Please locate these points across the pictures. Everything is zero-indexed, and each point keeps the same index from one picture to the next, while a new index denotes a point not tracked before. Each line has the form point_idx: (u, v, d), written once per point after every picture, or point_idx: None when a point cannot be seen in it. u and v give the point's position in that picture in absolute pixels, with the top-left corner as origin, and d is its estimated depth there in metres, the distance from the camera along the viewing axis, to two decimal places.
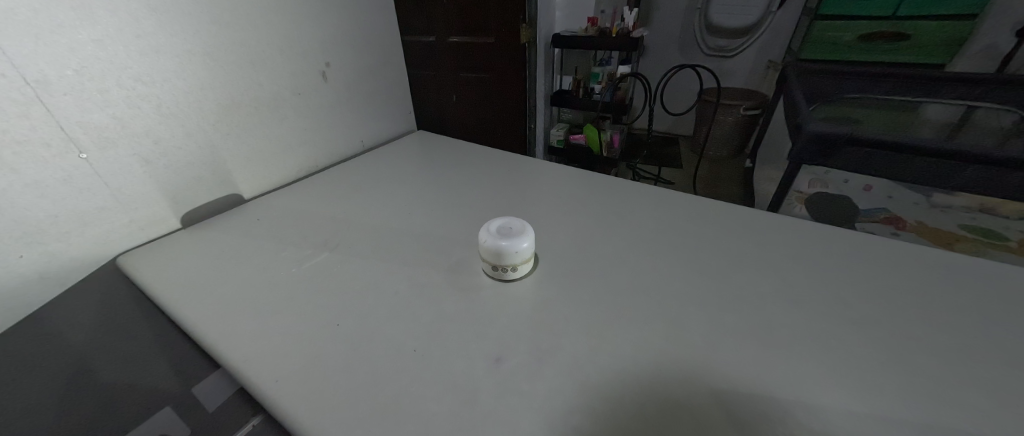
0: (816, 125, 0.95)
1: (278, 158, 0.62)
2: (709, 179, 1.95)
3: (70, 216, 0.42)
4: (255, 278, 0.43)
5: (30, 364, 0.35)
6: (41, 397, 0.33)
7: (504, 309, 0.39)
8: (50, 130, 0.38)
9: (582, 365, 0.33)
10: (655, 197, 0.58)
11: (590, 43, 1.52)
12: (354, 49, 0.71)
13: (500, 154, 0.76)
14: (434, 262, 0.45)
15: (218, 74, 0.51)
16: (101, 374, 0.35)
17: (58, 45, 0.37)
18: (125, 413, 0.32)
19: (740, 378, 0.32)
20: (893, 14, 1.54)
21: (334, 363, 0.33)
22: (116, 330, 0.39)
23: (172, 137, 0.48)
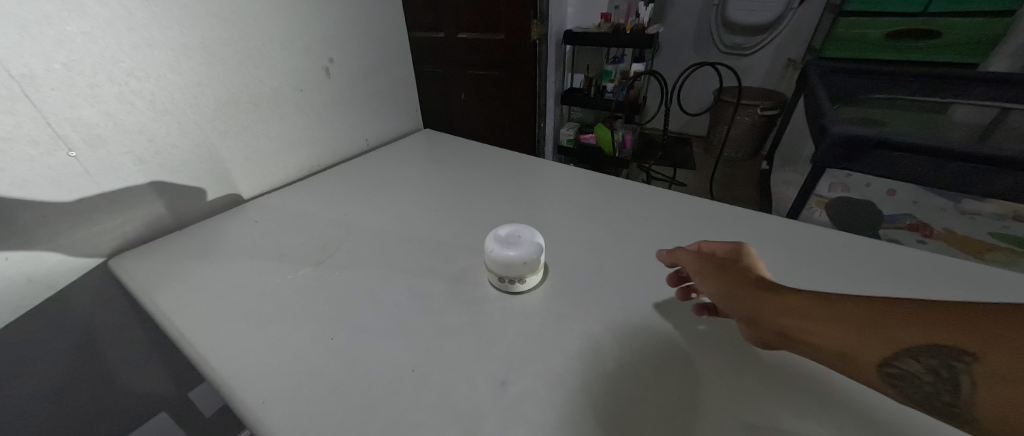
0: (842, 128, 0.88)
1: (279, 156, 0.60)
2: (725, 181, 1.89)
3: (57, 217, 0.39)
4: (246, 284, 0.41)
5: (90, 385, 0.48)
6: (103, 404, 0.51)
7: (512, 325, 0.36)
8: (36, 127, 0.36)
9: (595, 393, 0.30)
10: (672, 203, 0.55)
11: (603, 40, 1.48)
12: (359, 45, 0.69)
13: (508, 154, 0.73)
14: (437, 270, 0.43)
15: (216, 69, 0.49)
16: (141, 387, 0.54)
17: (45, 37, 0.35)
18: (144, 411, 0.56)
19: (775, 407, 0.29)
20: (924, 11, 1.44)
21: (326, 382, 0.31)
22: (145, 362, 0.53)
23: (168, 135, 0.46)
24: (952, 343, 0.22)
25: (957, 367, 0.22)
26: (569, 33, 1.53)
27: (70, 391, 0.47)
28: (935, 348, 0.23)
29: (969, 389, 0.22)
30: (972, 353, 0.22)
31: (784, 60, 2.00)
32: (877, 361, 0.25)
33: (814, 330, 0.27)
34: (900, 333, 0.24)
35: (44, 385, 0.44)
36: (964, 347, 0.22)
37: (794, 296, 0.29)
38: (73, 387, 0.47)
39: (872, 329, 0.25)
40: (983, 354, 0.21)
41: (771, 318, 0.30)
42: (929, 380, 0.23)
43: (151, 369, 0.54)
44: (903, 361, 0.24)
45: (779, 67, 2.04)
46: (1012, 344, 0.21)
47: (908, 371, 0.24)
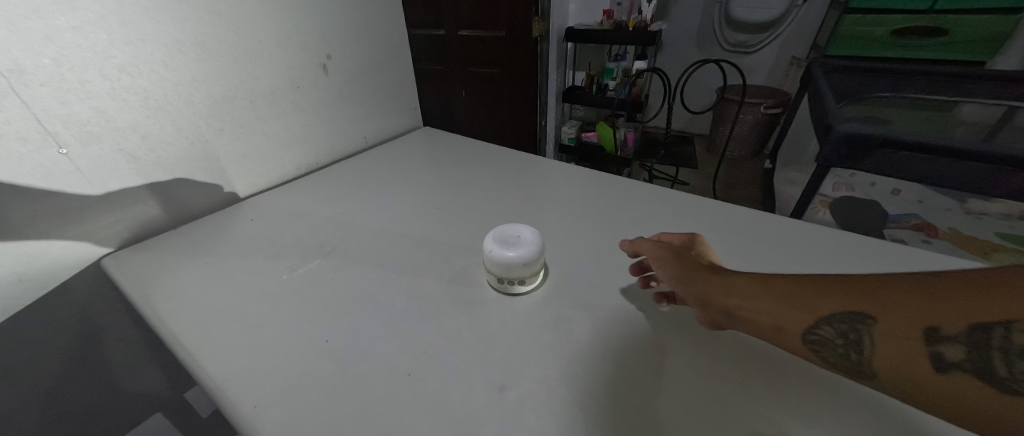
0: (848, 127, 0.86)
1: (276, 153, 0.59)
2: (727, 180, 1.88)
3: (48, 216, 0.39)
4: (240, 284, 0.40)
5: (81, 385, 0.48)
6: (96, 405, 0.50)
7: (511, 327, 0.35)
8: (26, 123, 0.35)
9: (596, 399, 0.29)
10: (675, 203, 0.54)
11: (605, 38, 1.46)
12: (358, 41, 0.68)
13: (509, 152, 0.72)
14: (435, 271, 0.42)
15: (211, 65, 0.48)
16: (135, 387, 0.53)
17: (35, 32, 0.34)
18: (138, 411, 0.55)
19: (781, 414, 0.28)
20: (930, 8, 1.42)
21: (321, 386, 0.30)
22: (138, 362, 0.53)
23: (161, 132, 0.45)
24: (859, 308, 0.24)
25: (862, 330, 0.24)
26: (571, 30, 1.52)
27: (63, 392, 0.46)
28: (846, 314, 0.25)
29: (872, 349, 0.24)
30: (874, 316, 0.24)
31: (788, 58, 1.99)
32: (800, 329, 0.27)
33: (751, 305, 0.29)
34: (819, 302, 0.26)
35: (34, 385, 0.43)
36: (866, 311, 0.24)
37: (736, 277, 0.32)
38: (67, 388, 0.46)
39: (798, 301, 0.27)
40: (883, 316, 0.23)
41: (716, 297, 0.32)
42: (840, 345, 0.25)
43: (145, 369, 0.54)
44: (820, 328, 0.26)
45: (783, 65, 2.02)
46: (904, 304, 0.23)
47: (826, 337, 0.26)
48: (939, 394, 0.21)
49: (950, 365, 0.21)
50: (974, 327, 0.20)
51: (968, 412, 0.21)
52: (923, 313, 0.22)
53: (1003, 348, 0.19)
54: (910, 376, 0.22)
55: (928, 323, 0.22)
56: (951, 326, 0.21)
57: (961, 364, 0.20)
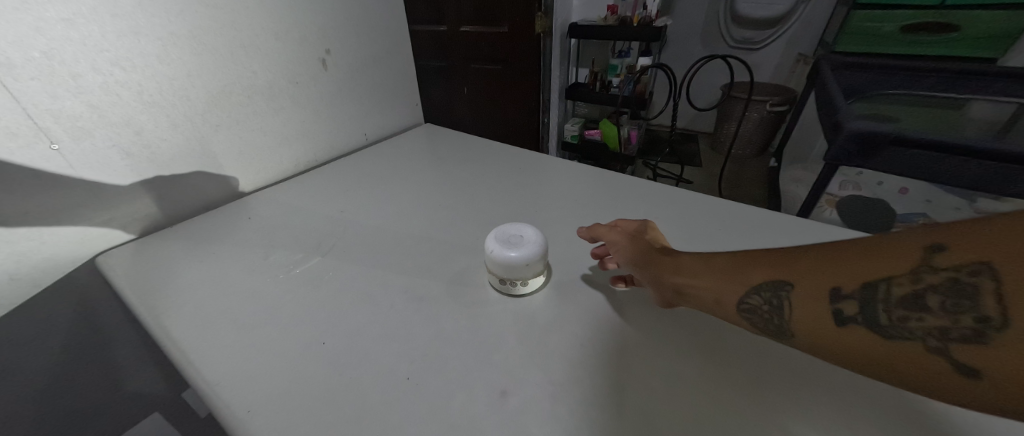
0: (859, 124, 0.84)
1: (275, 150, 0.59)
2: (732, 178, 1.86)
3: (39, 214, 0.38)
4: (236, 284, 0.39)
5: (75, 385, 0.47)
6: (91, 404, 0.49)
7: (513, 330, 0.34)
8: (15, 119, 0.34)
9: (601, 405, 0.28)
10: (681, 202, 0.53)
11: (609, 34, 1.44)
12: (357, 36, 0.67)
13: (511, 150, 0.70)
14: (435, 271, 0.41)
15: (207, 60, 0.47)
16: (132, 386, 0.53)
17: (23, 24, 0.33)
18: (135, 411, 0.54)
19: (794, 419, 0.27)
20: (941, 3, 1.38)
21: (316, 390, 0.29)
22: (134, 361, 0.52)
23: (156, 128, 0.44)
24: (780, 275, 0.25)
25: (782, 295, 0.24)
26: (574, 26, 1.50)
27: (55, 392, 0.45)
28: (770, 282, 0.25)
29: (790, 313, 0.24)
30: (793, 281, 0.24)
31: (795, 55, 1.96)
32: (735, 297, 0.27)
33: (697, 281, 0.30)
34: (749, 273, 0.27)
35: (27, 384, 0.43)
36: (785, 277, 0.24)
37: (683, 256, 0.32)
38: (61, 387, 0.46)
39: (733, 273, 0.28)
40: (801, 281, 0.23)
41: (665, 275, 0.33)
42: (766, 311, 0.25)
43: (142, 368, 0.53)
44: (750, 297, 0.26)
45: (790, 62, 1.99)
46: (815, 268, 0.23)
47: (754, 305, 0.26)
48: (840, 348, 0.21)
49: (849, 320, 0.21)
50: (868, 284, 0.20)
51: (863, 365, 0.21)
52: (828, 276, 0.22)
53: (886, 301, 0.20)
54: (818, 334, 0.22)
55: (833, 284, 0.22)
56: (850, 285, 0.21)
57: (855, 318, 0.21)
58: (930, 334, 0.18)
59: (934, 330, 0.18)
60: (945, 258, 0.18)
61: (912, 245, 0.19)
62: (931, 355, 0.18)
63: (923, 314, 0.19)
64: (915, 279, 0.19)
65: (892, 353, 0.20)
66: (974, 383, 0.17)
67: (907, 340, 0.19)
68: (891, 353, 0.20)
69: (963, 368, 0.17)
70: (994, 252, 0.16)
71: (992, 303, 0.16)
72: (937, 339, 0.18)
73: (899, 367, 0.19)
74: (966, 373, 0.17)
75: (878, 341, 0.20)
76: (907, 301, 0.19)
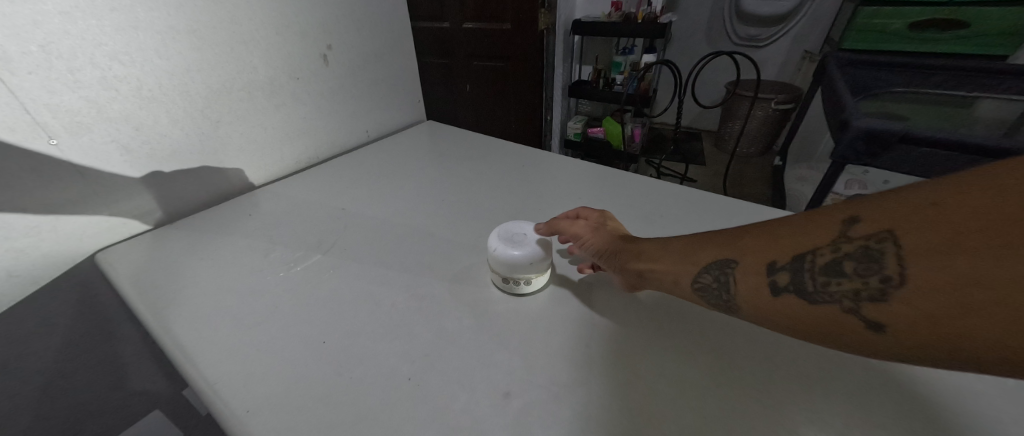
0: (864, 120, 0.82)
1: (275, 146, 0.58)
2: (736, 177, 1.84)
3: (38, 210, 0.37)
4: (235, 281, 0.39)
5: (73, 383, 0.46)
6: (91, 403, 0.49)
7: (515, 331, 0.33)
8: (13, 113, 0.34)
9: (606, 407, 0.27)
10: (687, 201, 0.52)
11: (613, 30, 1.43)
12: (359, 32, 0.66)
13: (514, 147, 0.70)
14: (438, 269, 0.41)
15: (208, 55, 0.46)
16: (131, 384, 0.52)
17: (20, 17, 0.33)
18: (135, 409, 0.54)
19: (802, 417, 0.27)
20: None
21: (316, 391, 0.29)
22: (134, 359, 0.52)
23: (156, 123, 0.44)
24: (727, 254, 0.26)
25: (728, 271, 0.26)
26: (578, 23, 1.49)
27: (55, 390, 0.45)
28: (716, 260, 0.27)
29: (735, 288, 0.25)
30: (737, 258, 0.25)
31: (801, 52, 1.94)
32: (687, 277, 0.28)
33: (655, 265, 0.31)
34: (699, 253, 0.28)
35: (26, 382, 0.43)
36: (730, 255, 0.26)
37: (644, 242, 0.34)
38: (60, 386, 0.45)
39: (687, 255, 0.29)
40: (743, 257, 0.25)
41: (627, 262, 0.34)
42: (714, 288, 0.26)
43: (142, 366, 0.53)
44: (700, 276, 0.28)
45: (795, 60, 1.97)
46: (756, 246, 0.25)
47: (704, 282, 0.27)
48: (778, 316, 0.23)
49: (783, 288, 0.23)
50: (799, 256, 0.22)
51: (796, 329, 0.22)
52: (766, 252, 0.24)
53: (811, 269, 0.21)
54: (758, 305, 0.24)
55: (770, 258, 0.24)
56: (784, 258, 0.23)
57: (787, 287, 0.22)
58: (846, 296, 0.20)
59: (850, 292, 0.20)
60: (858, 227, 0.20)
61: (833, 218, 0.22)
62: (846, 316, 0.20)
63: (840, 278, 0.20)
64: (835, 248, 0.21)
65: (817, 316, 0.21)
66: (882, 339, 0.19)
67: (828, 303, 0.21)
68: (816, 317, 0.21)
69: (874, 325, 0.19)
70: (900, 220, 0.18)
71: (895, 264, 0.18)
72: (851, 300, 0.20)
73: (825, 328, 0.21)
74: (874, 328, 0.19)
75: (806, 307, 0.22)
76: (827, 268, 0.21)
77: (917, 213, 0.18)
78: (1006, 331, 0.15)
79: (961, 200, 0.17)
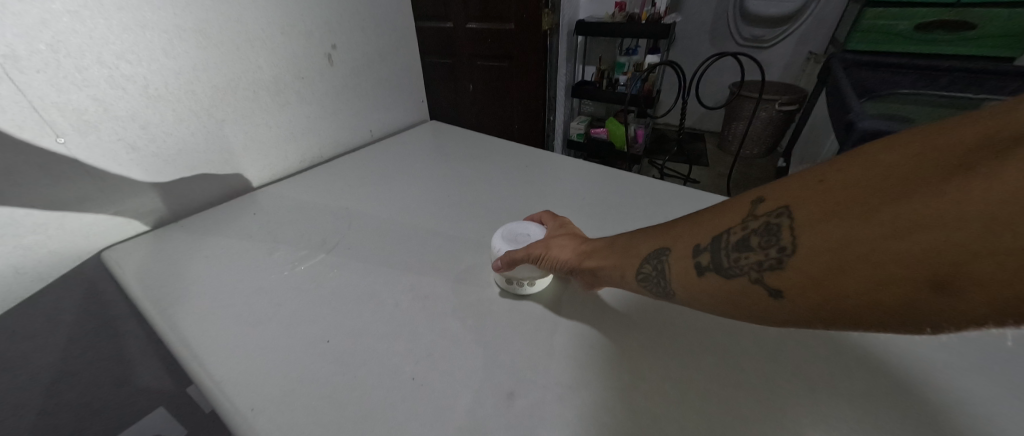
0: (871, 122, 0.81)
1: (279, 145, 0.58)
2: (739, 178, 1.83)
3: (47, 208, 0.38)
4: (240, 279, 0.39)
5: (78, 380, 0.47)
6: (96, 399, 0.49)
7: (517, 331, 0.33)
8: (21, 111, 0.34)
9: (609, 408, 0.27)
10: (692, 202, 0.51)
11: (616, 31, 1.42)
12: (364, 31, 0.66)
13: (516, 147, 0.70)
14: (441, 268, 0.41)
15: (213, 54, 0.46)
16: (135, 382, 0.53)
17: (29, 16, 0.33)
18: (139, 405, 0.54)
19: (808, 419, 0.26)
20: (956, 1, 1.35)
21: (321, 389, 0.29)
22: (140, 356, 0.52)
23: (162, 122, 0.44)
24: (662, 244, 0.29)
25: (664, 258, 0.28)
26: (581, 23, 1.49)
27: (61, 387, 0.46)
28: (655, 249, 0.29)
29: (670, 273, 0.27)
30: (670, 244, 0.28)
31: (805, 53, 1.93)
32: (632, 271, 0.30)
33: (607, 262, 0.33)
34: (641, 246, 0.30)
35: (32, 379, 0.43)
36: (664, 242, 0.28)
37: (598, 244, 0.35)
38: (66, 382, 0.46)
39: (630, 250, 0.31)
40: (675, 244, 0.28)
41: (580, 261, 0.35)
42: (654, 274, 0.28)
43: (147, 364, 0.53)
44: (640, 267, 0.29)
45: (799, 61, 1.97)
46: (685, 233, 0.27)
47: (647, 272, 0.29)
48: (702, 293, 0.25)
49: (706, 267, 0.25)
50: (717, 236, 0.25)
51: (717, 302, 0.25)
52: (694, 236, 0.27)
53: (726, 247, 0.24)
54: (687, 284, 0.26)
55: (695, 241, 0.26)
56: (705, 240, 0.26)
57: (709, 266, 0.25)
58: (752, 268, 0.23)
59: (755, 264, 0.22)
60: (763, 207, 0.23)
61: (743, 203, 0.25)
62: (754, 286, 0.23)
63: (747, 253, 0.23)
64: (744, 226, 0.24)
65: (732, 289, 0.24)
66: (782, 303, 0.21)
67: (739, 276, 0.23)
68: (731, 289, 0.24)
69: (773, 291, 0.22)
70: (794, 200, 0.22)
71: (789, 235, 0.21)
72: (756, 270, 0.22)
73: (738, 300, 0.24)
74: (775, 294, 0.22)
75: (722, 281, 0.24)
76: (739, 244, 0.24)
77: (805, 192, 0.22)
78: (867, 283, 0.18)
79: (837, 180, 0.21)
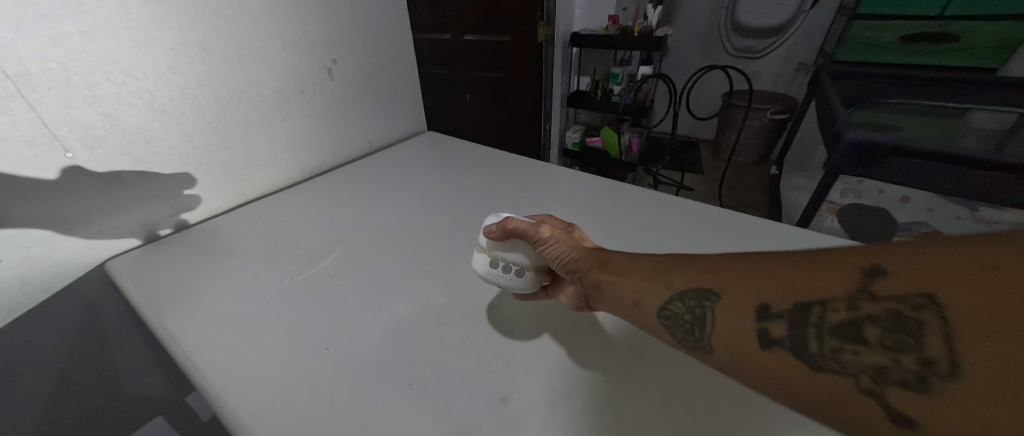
0: (856, 132, 0.83)
1: (280, 157, 0.59)
2: (733, 186, 1.86)
3: (54, 220, 0.39)
4: (242, 288, 0.40)
5: (77, 390, 0.47)
6: (93, 409, 0.49)
7: (511, 338, 0.34)
8: (32, 127, 0.35)
9: (599, 413, 0.28)
10: (681, 212, 0.53)
11: (610, 43, 1.46)
12: (363, 45, 0.68)
13: (511, 158, 0.72)
14: (438, 277, 0.42)
15: (216, 70, 0.48)
16: (133, 391, 0.53)
17: (42, 37, 0.34)
18: (137, 415, 0.54)
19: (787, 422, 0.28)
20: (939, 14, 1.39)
21: (321, 395, 0.30)
22: (139, 365, 0.53)
23: (167, 136, 0.45)
24: (708, 285, 0.26)
25: (708, 306, 0.25)
26: (575, 35, 1.52)
27: (61, 396, 0.46)
28: (698, 291, 0.26)
29: (712, 323, 0.25)
30: (721, 291, 0.25)
31: (795, 64, 1.97)
32: (656, 305, 0.29)
33: (616, 278, 0.32)
34: (675, 282, 0.28)
35: (34, 388, 0.43)
36: (716, 289, 0.26)
37: (615, 258, 0.34)
38: (65, 392, 0.46)
39: (661, 280, 0.29)
40: (728, 291, 0.25)
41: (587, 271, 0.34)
42: (687, 320, 0.26)
43: (146, 372, 0.54)
44: (672, 305, 0.28)
45: (790, 71, 2.01)
46: (745, 284, 0.24)
47: (674, 312, 0.27)
48: (770, 371, 0.22)
49: (775, 340, 0.22)
50: (800, 306, 0.21)
51: (784, 387, 0.22)
52: (760, 294, 0.23)
53: (818, 327, 0.21)
54: (739, 347, 0.24)
55: (763, 301, 0.23)
56: (780, 304, 0.22)
57: (782, 341, 0.22)
58: (866, 371, 0.19)
59: (873, 369, 0.18)
60: (885, 286, 0.19)
61: (852, 269, 0.20)
62: (863, 393, 0.19)
63: (858, 347, 0.19)
64: (852, 306, 0.20)
65: (822, 383, 0.20)
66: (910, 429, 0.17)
67: (839, 372, 0.20)
68: (823, 384, 0.20)
69: (897, 411, 0.18)
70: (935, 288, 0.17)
71: (939, 343, 0.17)
72: (872, 377, 0.18)
73: (825, 398, 0.20)
74: (899, 416, 0.18)
75: (803, 366, 0.21)
76: (842, 329, 0.20)
77: (959, 280, 0.17)
78: None
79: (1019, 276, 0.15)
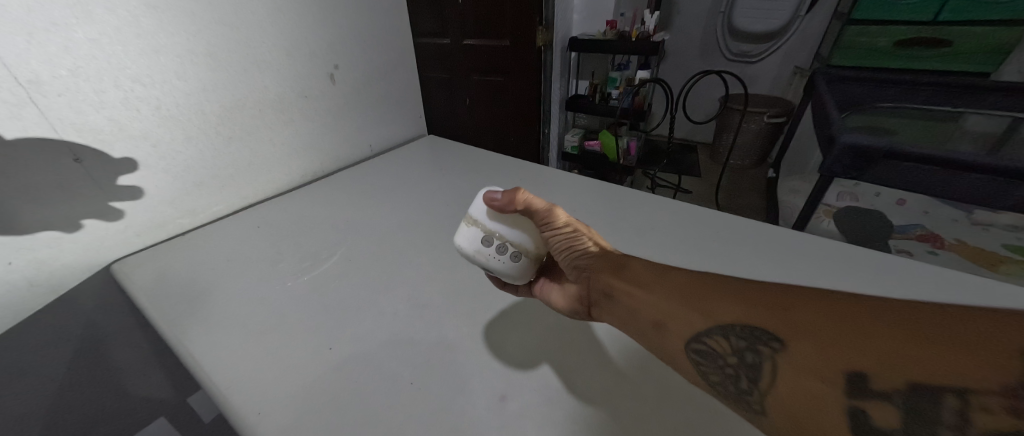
0: (851, 136, 0.84)
1: (283, 160, 0.60)
2: (731, 189, 1.87)
3: (61, 223, 0.39)
4: (246, 290, 0.41)
5: (81, 390, 0.48)
6: (98, 408, 0.50)
7: (510, 339, 0.35)
8: (42, 132, 0.36)
9: (595, 412, 0.29)
10: (677, 216, 0.54)
11: (608, 47, 1.47)
12: (365, 51, 0.69)
13: (511, 161, 0.73)
14: (439, 279, 0.43)
15: (221, 76, 0.49)
16: (137, 391, 0.54)
17: (52, 45, 0.35)
18: (140, 415, 0.55)
19: None
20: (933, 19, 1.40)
21: (324, 394, 0.30)
22: (142, 365, 0.53)
23: (172, 141, 0.46)
24: (774, 330, 0.22)
25: (770, 354, 0.22)
26: (574, 40, 1.53)
27: (66, 397, 0.47)
28: (753, 332, 0.23)
29: (772, 376, 0.21)
30: (788, 341, 0.21)
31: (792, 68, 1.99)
32: (693, 334, 0.26)
33: (637, 292, 0.31)
34: (722, 313, 0.25)
35: (40, 388, 0.44)
36: (777, 334, 0.22)
37: (635, 269, 0.33)
38: (70, 392, 0.47)
39: (699, 308, 0.27)
40: (800, 342, 0.21)
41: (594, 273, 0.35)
42: (733, 361, 0.24)
43: (149, 373, 0.54)
44: (713, 338, 0.25)
45: (786, 75, 2.03)
46: (821, 336, 0.20)
47: (712, 347, 0.25)
48: None
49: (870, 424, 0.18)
50: (913, 388, 0.17)
51: None
52: (846, 355, 0.19)
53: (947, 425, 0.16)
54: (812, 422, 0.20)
55: (852, 368, 0.18)
56: (882, 381, 0.18)
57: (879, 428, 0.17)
58: None
59: None
60: None
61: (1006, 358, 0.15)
62: None
63: None
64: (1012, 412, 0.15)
65: None
66: None
67: None
68: None
69: None
70: None
71: None
72: None
73: None
74: None
75: None
76: None
77: None
78: None
79: None
